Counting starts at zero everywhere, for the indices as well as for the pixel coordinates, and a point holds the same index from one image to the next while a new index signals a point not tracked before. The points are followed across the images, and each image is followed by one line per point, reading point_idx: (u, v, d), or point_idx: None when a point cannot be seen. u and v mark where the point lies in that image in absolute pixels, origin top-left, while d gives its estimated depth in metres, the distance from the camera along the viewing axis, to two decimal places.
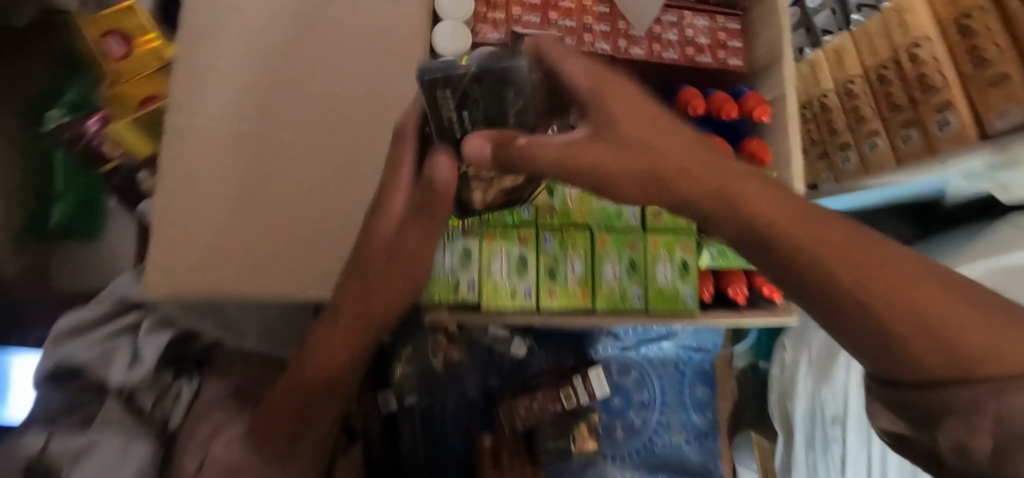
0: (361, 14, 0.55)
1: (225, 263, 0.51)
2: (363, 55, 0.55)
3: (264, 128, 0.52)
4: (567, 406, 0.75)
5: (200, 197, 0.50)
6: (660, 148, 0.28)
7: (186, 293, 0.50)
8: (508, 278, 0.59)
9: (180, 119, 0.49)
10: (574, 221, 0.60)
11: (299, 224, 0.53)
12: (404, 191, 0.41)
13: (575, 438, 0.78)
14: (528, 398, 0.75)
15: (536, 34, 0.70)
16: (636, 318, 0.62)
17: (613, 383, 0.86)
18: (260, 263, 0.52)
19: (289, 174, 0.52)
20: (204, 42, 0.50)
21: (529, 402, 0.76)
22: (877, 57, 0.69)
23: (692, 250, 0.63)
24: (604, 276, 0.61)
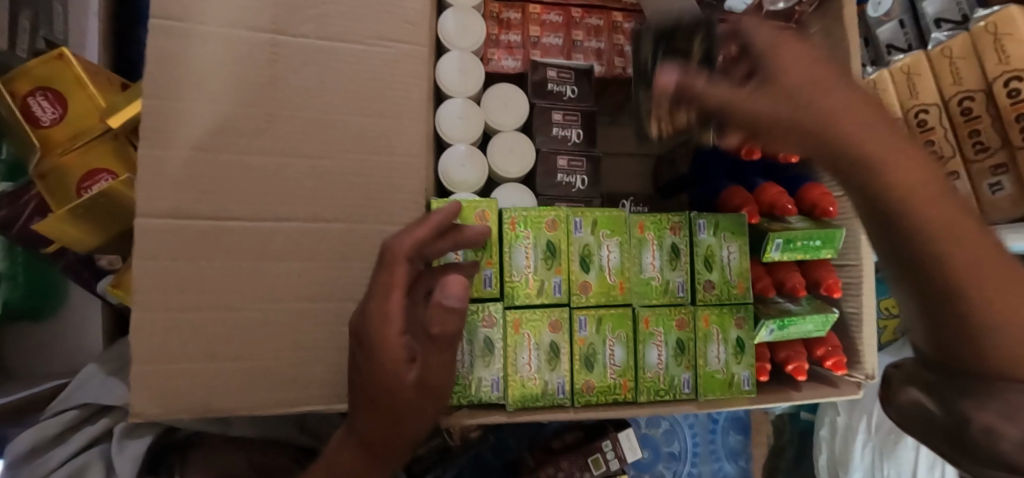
0: (354, 75, 0.47)
1: (208, 380, 0.44)
2: (354, 121, 0.47)
3: (243, 217, 0.44)
4: (596, 476, 0.67)
5: (173, 306, 0.43)
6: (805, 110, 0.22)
7: (168, 416, 0.43)
8: (538, 372, 0.50)
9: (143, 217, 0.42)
10: (612, 299, 0.52)
11: (292, 326, 0.45)
12: (395, 321, 0.40)
13: None
14: (552, 469, 0.68)
15: (560, 62, 0.58)
16: (685, 405, 0.54)
17: (641, 434, 0.80)
18: (248, 375, 0.45)
19: (275, 269, 0.45)
20: (168, 121, 0.42)
21: (555, 471, 0.68)
22: (962, 86, 0.58)
23: (748, 325, 0.54)
24: (648, 362, 0.52)
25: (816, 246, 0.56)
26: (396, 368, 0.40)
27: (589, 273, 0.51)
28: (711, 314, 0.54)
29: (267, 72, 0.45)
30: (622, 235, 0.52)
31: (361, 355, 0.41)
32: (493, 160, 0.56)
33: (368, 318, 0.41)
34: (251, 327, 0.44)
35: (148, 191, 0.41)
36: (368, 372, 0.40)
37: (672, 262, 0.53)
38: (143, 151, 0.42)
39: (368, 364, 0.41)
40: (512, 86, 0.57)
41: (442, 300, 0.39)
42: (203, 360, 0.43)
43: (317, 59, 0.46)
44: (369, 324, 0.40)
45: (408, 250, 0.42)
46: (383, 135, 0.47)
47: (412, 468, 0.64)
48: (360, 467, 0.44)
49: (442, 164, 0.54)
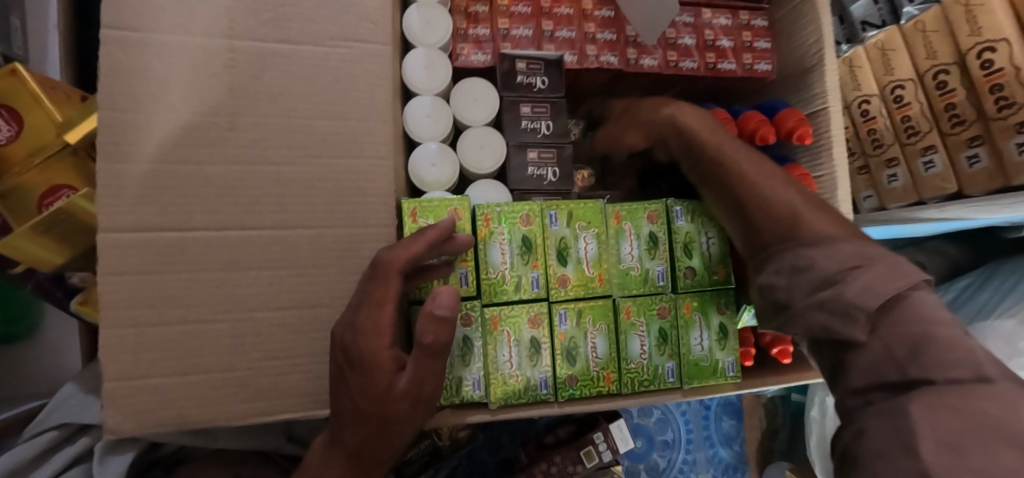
0: (315, 78, 0.46)
1: (184, 392, 0.43)
2: (318, 124, 0.46)
3: (208, 228, 0.43)
4: (588, 468, 0.67)
5: (144, 322, 0.42)
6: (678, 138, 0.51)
7: (146, 430, 0.43)
8: (519, 368, 0.50)
9: (109, 231, 0.41)
10: (591, 290, 0.51)
11: (268, 336, 0.45)
12: (386, 333, 0.41)
13: None
14: (545, 464, 0.68)
15: (528, 53, 0.57)
16: (670, 394, 0.54)
17: (634, 425, 0.79)
18: (222, 387, 0.44)
19: (246, 280, 0.44)
20: (127, 134, 0.42)
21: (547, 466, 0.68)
22: (936, 59, 0.58)
23: (730, 311, 0.54)
24: (631, 352, 0.52)
25: None
26: (386, 377, 0.41)
27: (567, 266, 0.50)
28: (693, 300, 0.53)
29: (225, 79, 0.44)
30: (598, 226, 0.51)
31: (352, 373, 0.41)
32: (462, 156, 0.55)
33: (353, 335, 0.40)
34: (226, 339, 0.44)
35: (106, 206, 0.41)
36: (355, 383, 0.41)
37: (651, 250, 0.52)
38: (104, 164, 0.41)
39: (361, 381, 0.41)
40: (481, 81, 0.56)
41: (433, 310, 0.41)
42: (178, 374, 0.43)
43: (277, 63, 0.45)
44: (361, 343, 0.40)
45: (407, 261, 0.41)
46: (349, 137, 0.47)
47: (403, 471, 0.64)
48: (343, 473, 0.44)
49: (411, 163, 0.54)
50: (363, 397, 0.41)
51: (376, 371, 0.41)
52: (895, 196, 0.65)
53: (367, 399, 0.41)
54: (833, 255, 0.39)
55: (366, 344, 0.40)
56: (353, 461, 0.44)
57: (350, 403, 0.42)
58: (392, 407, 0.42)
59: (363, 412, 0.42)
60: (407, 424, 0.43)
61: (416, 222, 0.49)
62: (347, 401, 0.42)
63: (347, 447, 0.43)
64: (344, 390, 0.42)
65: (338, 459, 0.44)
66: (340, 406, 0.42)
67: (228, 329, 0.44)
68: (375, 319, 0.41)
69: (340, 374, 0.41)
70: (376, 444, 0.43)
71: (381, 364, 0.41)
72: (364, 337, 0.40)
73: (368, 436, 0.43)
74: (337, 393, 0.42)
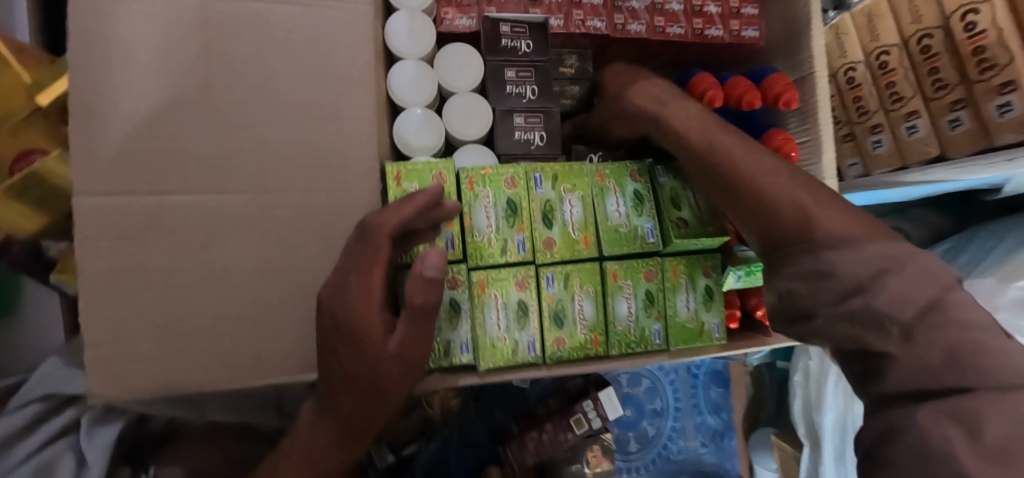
0: (295, 34, 0.45)
1: (169, 357, 0.43)
2: (297, 85, 0.45)
3: (191, 190, 0.42)
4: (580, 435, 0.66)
5: (125, 288, 0.41)
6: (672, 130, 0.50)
7: (132, 397, 0.42)
8: (507, 331, 0.50)
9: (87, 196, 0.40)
10: (578, 251, 0.51)
11: (255, 302, 0.44)
12: (376, 298, 0.41)
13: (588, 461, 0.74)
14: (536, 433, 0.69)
15: (513, 17, 0.56)
16: (658, 357, 0.54)
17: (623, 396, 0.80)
18: (207, 354, 0.43)
19: (230, 245, 0.43)
20: (101, 96, 0.40)
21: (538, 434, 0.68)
22: (921, 23, 0.58)
23: (716, 273, 0.54)
24: (618, 314, 0.52)
25: None
26: (377, 341, 0.41)
27: (552, 229, 0.51)
28: (678, 263, 0.54)
29: (202, 36, 0.42)
30: (583, 189, 0.52)
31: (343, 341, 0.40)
32: (449, 122, 0.55)
33: (345, 302, 0.40)
34: (208, 305, 0.43)
35: (85, 166, 0.40)
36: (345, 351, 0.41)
37: (637, 211, 0.53)
38: (78, 126, 0.40)
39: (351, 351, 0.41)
40: (467, 46, 0.55)
41: (423, 273, 0.42)
42: (162, 341, 0.42)
43: (256, 23, 0.44)
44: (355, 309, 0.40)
45: (398, 224, 0.41)
46: (331, 102, 0.46)
47: (393, 442, 0.64)
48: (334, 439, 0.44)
49: (396, 128, 0.53)
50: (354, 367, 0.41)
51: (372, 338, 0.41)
52: (879, 163, 0.65)
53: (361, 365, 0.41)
54: (858, 259, 0.37)
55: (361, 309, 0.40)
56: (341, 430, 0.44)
57: (338, 374, 0.41)
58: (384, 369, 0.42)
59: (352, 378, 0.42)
60: (396, 388, 0.43)
61: (402, 186, 0.49)
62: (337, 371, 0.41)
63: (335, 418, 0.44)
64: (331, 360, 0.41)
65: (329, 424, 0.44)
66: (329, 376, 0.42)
67: (214, 293, 0.43)
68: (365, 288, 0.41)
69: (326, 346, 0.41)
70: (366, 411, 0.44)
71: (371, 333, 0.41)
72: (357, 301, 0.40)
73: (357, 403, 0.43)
74: (325, 364, 0.41)
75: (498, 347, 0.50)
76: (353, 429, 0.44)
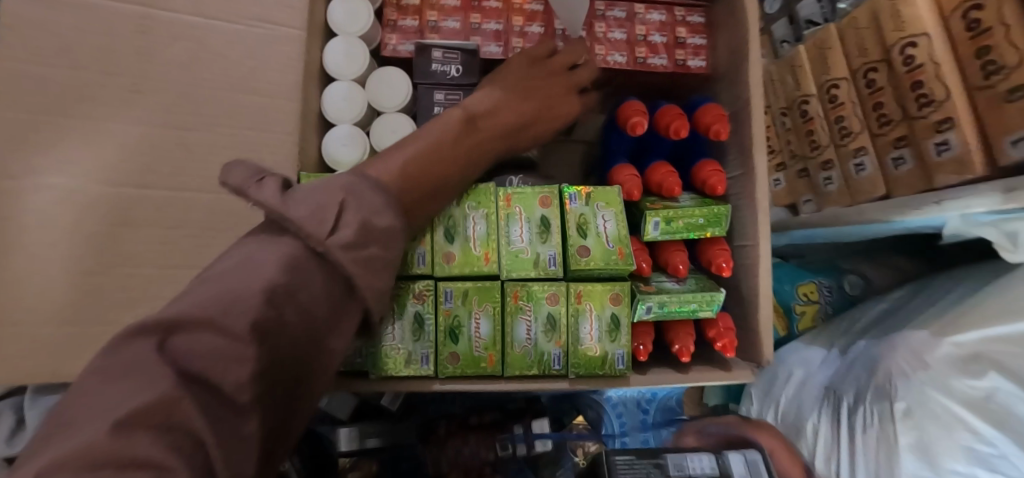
0: (226, 54, 0.51)
1: (67, 333, 0.46)
2: (221, 98, 0.51)
3: (110, 184, 0.47)
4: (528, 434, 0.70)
5: (38, 267, 0.45)
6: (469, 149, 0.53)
7: (21, 376, 0.45)
8: (401, 342, 0.52)
9: (21, 179, 0.45)
10: (478, 269, 0.52)
11: (152, 294, 0.48)
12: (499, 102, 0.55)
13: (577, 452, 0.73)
14: (458, 440, 0.69)
15: (447, 43, 0.60)
16: (559, 382, 0.54)
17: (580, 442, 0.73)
18: (96, 326, 0.46)
19: (137, 241, 0.48)
20: (49, 92, 0.47)
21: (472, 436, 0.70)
22: (866, 56, 0.55)
23: (624, 303, 0.53)
24: (516, 336, 0.53)
25: (699, 225, 0.55)
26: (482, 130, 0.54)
27: (454, 244, 0.52)
28: (584, 291, 0.53)
29: (138, 50, 0.49)
30: (488, 208, 0.53)
31: (291, 219, 0.40)
32: (374, 139, 0.58)
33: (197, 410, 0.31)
34: (114, 288, 0.47)
35: (23, 156, 0.46)
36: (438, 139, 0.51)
37: (543, 235, 0.53)
38: (21, 117, 0.46)
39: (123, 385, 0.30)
40: (398, 70, 0.59)
41: (507, 97, 0.56)
42: (63, 321, 0.46)
43: (190, 38, 0.50)
44: (180, 436, 0.29)
45: (524, 71, 0.58)
46: (254, 112, 0.51)
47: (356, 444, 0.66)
48: (237, 336, 0.35)
49: (325, 143, 0.57)
50: (434, 156, 0.50)
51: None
52: (831, 200, 0.62)
53: (434, 150, 0.50)
54: None
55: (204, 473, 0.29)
56: (525, 97, 0.57)
57: (438, 127, 0.51)
58: (422, 204, 0.49)
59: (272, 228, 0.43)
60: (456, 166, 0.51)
61: None
62: (343, 214, 0.42)
63: (491, 126, 0.55)
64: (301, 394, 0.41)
65: (213, 308, 0.36)
66: (348, 220, 0.42)
67: (121, 277, 0.47)
68: (149, 434, 0.28)
69: (158, 333, 0.34)
70: (221, 359, 0.34)
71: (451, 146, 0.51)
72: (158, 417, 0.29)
73: (222, 392, 0.33)
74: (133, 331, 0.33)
75: (395, 354, 0.52)
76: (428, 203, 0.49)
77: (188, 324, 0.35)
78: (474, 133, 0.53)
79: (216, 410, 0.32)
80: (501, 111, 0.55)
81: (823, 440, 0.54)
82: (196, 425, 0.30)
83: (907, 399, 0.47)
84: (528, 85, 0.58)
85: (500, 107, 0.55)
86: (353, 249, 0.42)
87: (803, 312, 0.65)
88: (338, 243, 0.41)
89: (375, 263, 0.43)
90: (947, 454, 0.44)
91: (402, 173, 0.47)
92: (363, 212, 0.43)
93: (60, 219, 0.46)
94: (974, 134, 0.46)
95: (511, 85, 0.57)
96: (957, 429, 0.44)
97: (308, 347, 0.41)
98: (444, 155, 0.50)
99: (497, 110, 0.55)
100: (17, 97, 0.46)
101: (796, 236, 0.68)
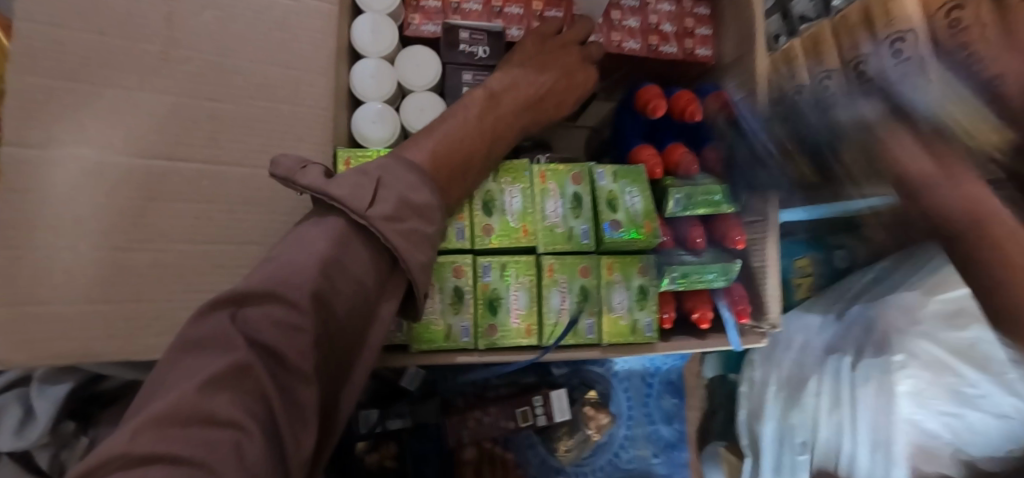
0: (257, 23, 0.49)
1: (91, 315, 0.42)
2: (253, 70, 0.48)
3: (135, 155, 0.44)
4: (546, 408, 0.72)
5: (54, 246, 0.41)
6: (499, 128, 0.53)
7: (40, 362, 0.41)
8: (441, 315, 0.52)
9: (37, 148, 0.41)
10: (514, 242, 0.54)
11: (184, 272, 0.45)
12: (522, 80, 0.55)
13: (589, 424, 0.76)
14: (480, 412, 0.69)
15: (472, 24, 0.60)
16: (590, 350, 0.57)
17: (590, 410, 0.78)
18: (129, 306, 0.43)
19: (166, 218, 0.45)
20: (64, 53, 0.42)
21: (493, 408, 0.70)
22: (857, 50, 0.60)
23: (650, 274, 0.57)
24: (551, 307, 0.55)
25: (716, 202, 0.59)
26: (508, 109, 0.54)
27: (492, 219, 0.53)
28: (613, 263, 0.56)
29: (164, 14, 0.46)
30: (523, 183, 0.55)
31: (330, 197, 0.39)
32: (404, 117, 0.58)
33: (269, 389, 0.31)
34: (142, 266, 0.44)
35: (34, 123, 0.41)
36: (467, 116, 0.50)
37: (575, 211, 0.55)
38: (33, 80, 0.41)
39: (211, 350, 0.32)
40: (426, 49, 0.59)
41: (528, 74, 0.56)
42: (87, 302, 0.42)
43: (219, 5, 0.47)
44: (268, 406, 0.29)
45: (540, 49, 0.58)
46: (288, 85, 0.50)
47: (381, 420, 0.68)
48: (299, 307, 0.35)
49: (354, 120, 0.56)
50: (468, 135, 0.49)
51: (273, 450, 0.32)
52: None
53: (466, 128, 0.49)
54: None
55: (271, 434, 0.32)
56: (543, 73, 0.57)
57: (463, 107, 0.51)
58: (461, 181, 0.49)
59: (318, 210, 0.42)
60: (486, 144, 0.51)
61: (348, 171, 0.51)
62: (381, 189, 0.41)
63: (514, 104, 0.54)
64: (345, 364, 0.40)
65: (277, 280, 0.36)
66: (387, 195, 0.41)
67: (149, 257, 0.44)
68: (229, 392, 0.31)
69: (231, 304, 0.35)
70: (285, 327, 0.35)
71: (481, 125, 0.50)
72: (237, 382, 0.32)
73: (289, 360, 0.34)
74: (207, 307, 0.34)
75: (436, 328, 0.52)
76: (470, 178, 0.50)
77: (254, 297, 0.35)
78: (502, 110, 0.53)
79: (278, 374, 0.34)
80: (524, 88, 0.55)
81: (824, 395, 0.62)
82: (267, 392, 0.33)
83: (904, 352, 0.55)
84: (545, 60, 0.58)
85: (523, 83, 0.55)
86: (394, 222, 0.40)
87: (799, 283, 0.71)
88: (379, 215, 0.40)
89: (420, 236, 0.42)
90: (937, 395, 0.53)
91: (435, 152, 0.46)
92: (402, 186, 0.42)
93: (80, 193, 0.42)
94: None
95: (530, 60, 0.57)
96: (946, 374, 0.52)
97: (355, 317, 0.40)
98: (474, 133, 0.50)
99: (519, 87, 0.55)
100: (26, 58, 0.41)
101: (793, 214, 0.74)
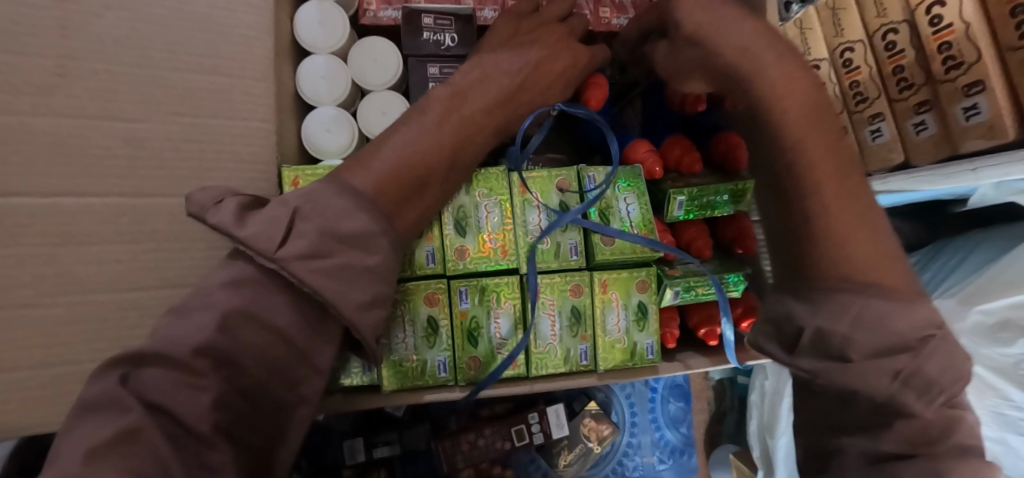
0: (177, 22, 0.40)
1: None
2: (176, 79, 0.40)
3: (30, 194, 0.35)
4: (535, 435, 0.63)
5: None
6: (465, 129, 0.44)
7: None
8: (414, 350, 0.46)
9: None
10: (493, 263, 0.47)
11: (104, 328, 0.38)
12: (490, 68, 0.47)
13: (589, 436, 0.71)
14: (472, 434, 0.62)
15: (436, 8, 0.52)
16: (586, 377, 0.51)
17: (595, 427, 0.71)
18: (39, 375, 0.36)
19: (78, 268, 0.37)
20: None
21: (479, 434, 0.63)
22: (886, 16, 0.52)
23: (650, 290, 0.50)
24: (539, 333, 0.49)
25: (723, 202, 0.52)
26: (475, 104, 0.45)
27: (467, 239, 0.46)
28: (607, 279, 0.49)
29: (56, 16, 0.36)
30: (501, 193, 0.48)
31: (237, 241, 0.32)
32: (362, 122, 0.51)
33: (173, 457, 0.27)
34: (55, 329, 0.36)
35: None
36: (422, 120, 0.43)
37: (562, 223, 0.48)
38: None
39: (101, 419, 0.27)
40: (383, 41, 0.51)
41: (499, 59, 0.47)
42: None
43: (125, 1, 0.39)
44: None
45: (512, 29, 0.50)
46: (222, 97, 0.42)
47: (364, 451, 0.64)
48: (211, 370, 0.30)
49: (304, 127, 0.49)
50: (425, 142, 0.42)
51: None
52: None
53: (422, 136, 0.42)
54: None
55: None
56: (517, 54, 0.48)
57: (419, 111, 0.43)
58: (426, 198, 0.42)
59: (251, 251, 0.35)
60: (448, 150, 0.43)
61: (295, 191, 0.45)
62: (299, 222, 0.34)
63: (481, 98, 0.45)
64: (293, 433, 0.34)
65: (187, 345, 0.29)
66: (305, 229, 0.33)
67: (59, 316, 0.36)
68: (118, 461, 0.25)
69: (126, 364, 0.29)
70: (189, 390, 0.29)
71: (439, 130, 0.42)
72: (126, 453, 0.26)
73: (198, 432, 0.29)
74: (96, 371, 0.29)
75: (409, 363, 0.46)
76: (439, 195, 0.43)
77: (157, 356, 0.30)
78: (472, 107, 0.45)
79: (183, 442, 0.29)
80: (492, 76, 0.47)
81: None
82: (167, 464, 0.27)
83: None
84: (520, 41, 0.49)
85: (493, 71, 0.47)
86: (314, 259, 0.33)
87: None
88: (293, 255, 0.32)
89: (353, 270, 0.34)
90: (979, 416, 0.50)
91: (378, 171, 0.39)
92: (328, 216, 0.34)
93: None
94: (1004, 95, 0.44)
95: (498, 42, 0.49)
96: (990, 393, 0.49)
97: (294, 377, 0.34)
98: (429, 141, 0.42)
99: (490, 76, 0.46)
100: None
101: None
